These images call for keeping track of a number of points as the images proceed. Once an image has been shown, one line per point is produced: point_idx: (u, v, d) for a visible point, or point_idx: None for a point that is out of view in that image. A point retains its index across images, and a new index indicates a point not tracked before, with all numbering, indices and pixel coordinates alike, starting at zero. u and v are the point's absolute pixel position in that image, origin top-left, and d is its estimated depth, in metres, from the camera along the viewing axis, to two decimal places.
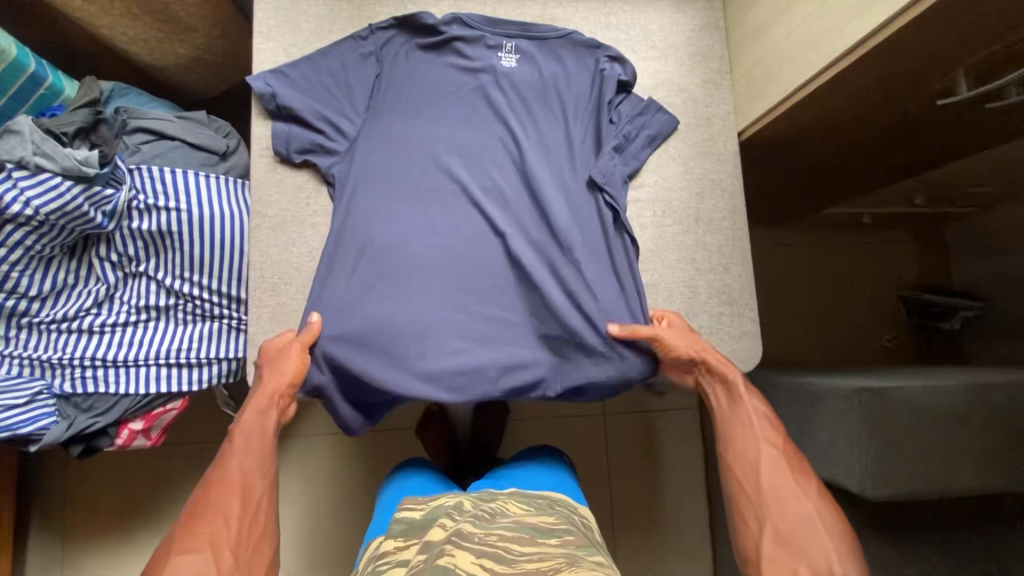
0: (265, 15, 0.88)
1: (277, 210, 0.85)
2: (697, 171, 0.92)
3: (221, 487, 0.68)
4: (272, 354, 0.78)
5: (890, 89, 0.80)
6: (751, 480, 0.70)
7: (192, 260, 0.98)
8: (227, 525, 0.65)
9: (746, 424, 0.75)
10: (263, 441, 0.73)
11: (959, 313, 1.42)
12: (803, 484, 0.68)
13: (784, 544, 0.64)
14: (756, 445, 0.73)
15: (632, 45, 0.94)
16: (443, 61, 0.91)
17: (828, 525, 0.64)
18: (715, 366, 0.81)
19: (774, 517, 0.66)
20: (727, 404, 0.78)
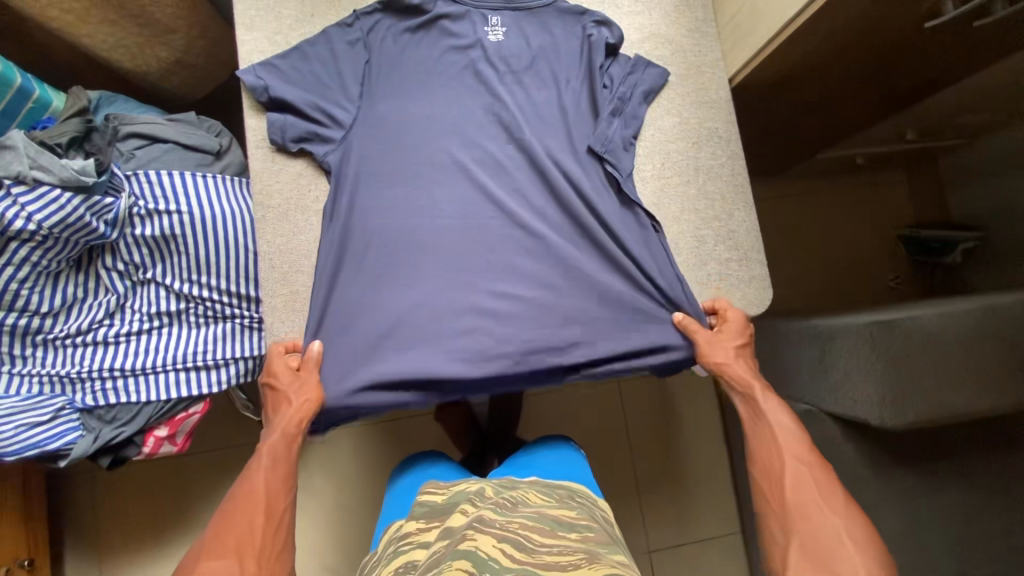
0: (245, 6, 0.88)
1: (280, 199, 0.84)
2: (692, 121, 0.92)
3: (247, 501, 0.69)
4: (285, 375, 0.78)
5: (877, 17, 0.80)
6: (775, 491, 0.70)
7: (199, 262, 0.99)
8: (252, 535, 0.66)
9: (771, 440, 0.75)
10: (288, 461, 0.75)
11: (959, 246, 1.43)
12: (830, 498, 0.67)
13: (812, 560, 0.63)
14: (782, 459, 0.73)
15: (615, 2, 0.94)
16: (429, 39, 0.90)
17: (856, 540, 0.62)
18: (747, 374, 0.81)
19: (801, 531, 0.65)
20: (752, 415, 0.79)
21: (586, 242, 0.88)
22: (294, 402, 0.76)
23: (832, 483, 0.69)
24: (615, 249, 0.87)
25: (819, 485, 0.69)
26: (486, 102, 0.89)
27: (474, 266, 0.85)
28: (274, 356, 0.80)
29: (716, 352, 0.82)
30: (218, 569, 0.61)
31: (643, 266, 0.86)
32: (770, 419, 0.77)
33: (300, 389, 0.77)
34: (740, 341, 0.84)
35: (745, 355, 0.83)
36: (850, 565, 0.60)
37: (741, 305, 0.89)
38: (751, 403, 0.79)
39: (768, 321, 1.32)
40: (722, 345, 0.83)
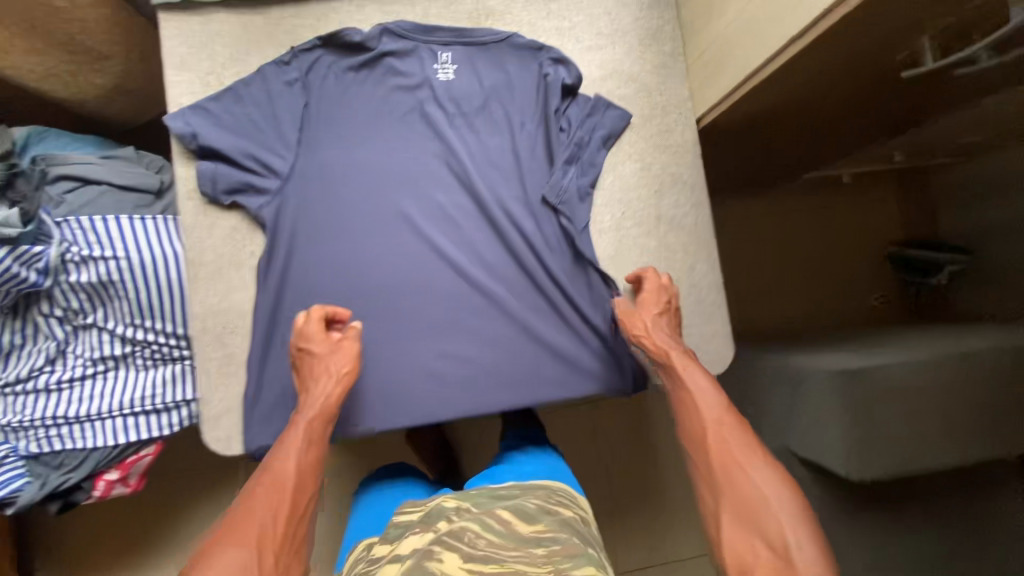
0: (174, 42, 0.81)
1: (214, 255, 0.79)
2: (655, 167, 0.87)
3: (276, 482, 0.64)
4: (322, 346, 0.75)
5: (851, 67, 0.74)
6: (702, 457, 0.68)
7: (142, 307, 0.95)
8: (275, 521, 0.61)
9: (690, 404, 0.72)
10: (320, 444, 0.71)
11: (945, 268, 1.39)
12: (750, 456, 0.65)
13: (739, 524, 0.61)
14: (702, 424, 0.70)
15: (576, 34, 0.87)
16: (374, 78, 0.84)
17: (777, 496, 0.61)
18: (665, 342, 0.76)
19: (728, 494, 0.63)
20: (671, 385, 0.75)
21: (536, 299, 0.84)
22: (332, 376, 0.73)
23: (751, 439, 0.67)
24: (566, 309, 0.83)
25: (740, 443, 0.66)
26: (434, 147, 0.84)
27: (418, 327, 0.81)
28: (308, 324, 0.75)
29: (635, 323, 0.78)
30: (235, 558, 0.56)
31: (594, 326, 0.83)
32: (690, 381, 0.73)
33: (337, 360, 0.74)
34: (658, 308, 0.79)
35: (665, 318, 0.79)
36: (774, 523, 0.59)
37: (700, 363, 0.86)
38: (671, 373, 0.75)
39: (746, 353, 1.29)
40: (640, 315, 0.78)
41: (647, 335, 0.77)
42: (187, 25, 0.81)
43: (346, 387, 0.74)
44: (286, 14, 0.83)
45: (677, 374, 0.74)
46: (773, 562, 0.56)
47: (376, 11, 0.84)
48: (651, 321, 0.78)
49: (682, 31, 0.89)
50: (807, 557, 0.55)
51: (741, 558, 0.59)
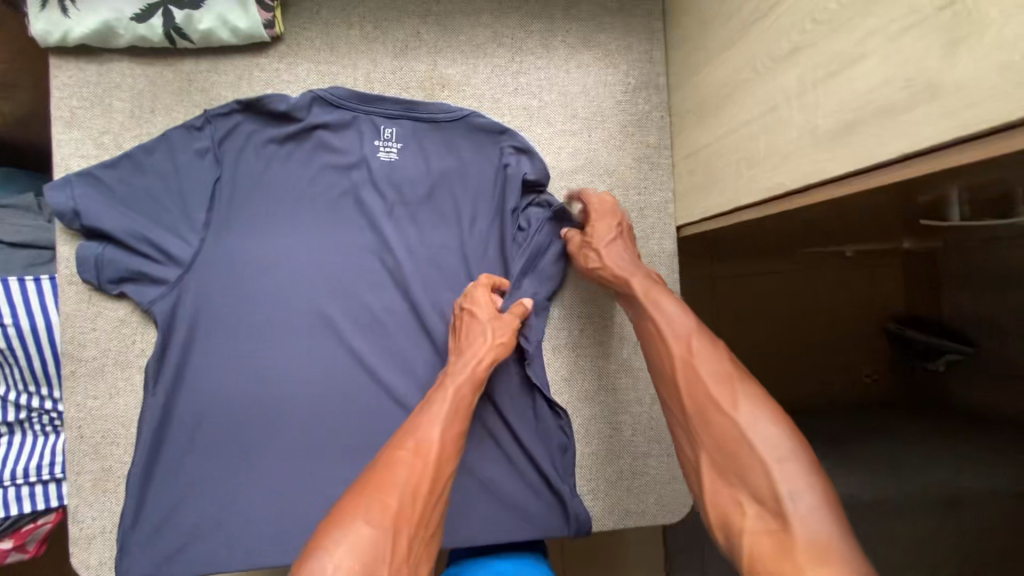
0: (66, 94, 0.68)
1: (96, 351, 0.68)
2: None
3: (417, 451, 0.56)
4: (484, 309, 0.67)
5: (862, 209, 0.61)
6: (674, 400, 0.55)
7: (37, 374, 0.85)
8: (413, 498, 0.53)
9: (654, 336, 0.59)
10: (464, 415, 0.61)
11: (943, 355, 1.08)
12: (726, 388, 0.51)
13: (721, 469, 0.50)
14: (671, 358, 0.56)
15: (547, 115, 0.75)
16: (304, 153, 0.71)
17: (765, 438, 0.48)
18: (624, 269, 0.65)
19: (706, 441, 0.51)
20: (639, 316, 0.62)
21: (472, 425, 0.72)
22: (489, 342, 0.65)
23: (729, 365, 0.53)
24: (506, 440, 0.72)
25: (714, 376, 0.52)
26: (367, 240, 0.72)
27: (331, 453, 0.69)
28: (478, 285, 0.69)
29: (589, 255, 0.68)
30: (366, 536, 0.48)
31: (537, 464, 0.72)
32: (656, 311, 0.59)
33: (497, 329, 0.66)
34: (612, 232, 0.68)
35: (622, 239, 0.68)
36: (760, 470, 0.47)
37: (655, 508, 0.75)
38: (636, 303, 0.62)
39: None
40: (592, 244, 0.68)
41: (602, 266, 0.66)
42: (84, 75, 0.69)
43: (498, 359, 0.65)
44: (204, 69, 0.70)
45: (639, 301, 0.61)
46: (761, 521, 0.45)
47: (311, 72, 0.72)
48: (605, 247, 0.67)
49: (672, 119, 0.76)
50: (805, 512, 0.43)
51: (724, 514, 0.48)
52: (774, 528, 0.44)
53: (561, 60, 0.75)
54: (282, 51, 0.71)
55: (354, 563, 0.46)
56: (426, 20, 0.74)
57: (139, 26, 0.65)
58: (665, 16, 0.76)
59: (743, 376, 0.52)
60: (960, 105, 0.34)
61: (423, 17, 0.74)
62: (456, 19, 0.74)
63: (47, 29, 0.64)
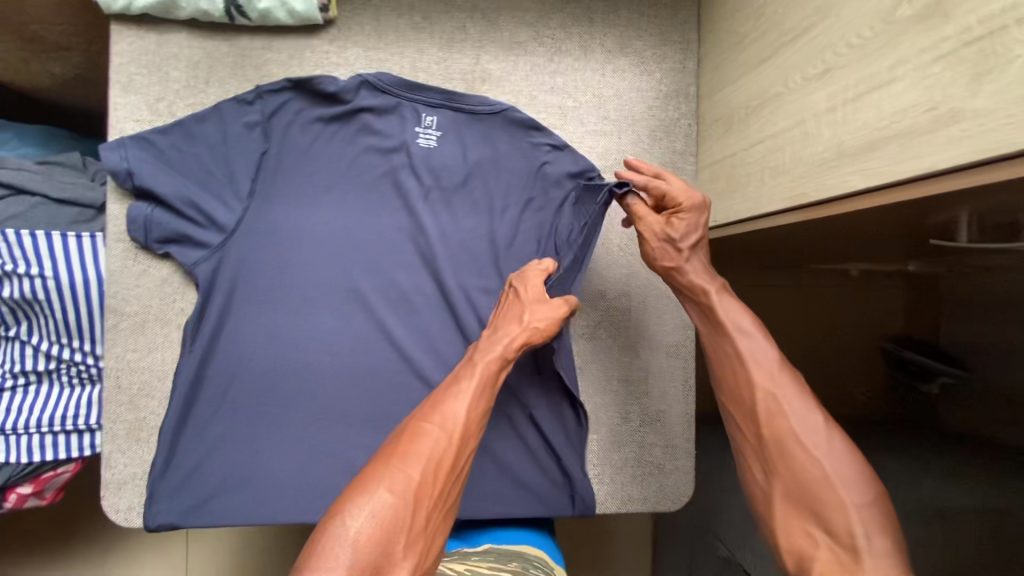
0: (124, 60, 0.71)
1: (137, 307, 0.71)
2: (643, 276, 0.80)
3: (441, 426, 0.59)
4: (536, 292, 0.69)
5: (876, 224, 0.65)
6: (749, 424, 0.59)
7: (70, 327, 0.88)
8: (433, 475, 0.57)
9: (732, 362, 0.62)
10: (490, 392, 0.64)
11: (938, 378, 1.10)
12: (811, 427, 0.56)
13: (797, 501, 0.54)
14: (752, 385, 0.60)
15: (581, 114, 0.78)
16: (348, 133, 0.74)
17: (844, 480, 0.53)
18: (703, 278, 0.67)
19: (783, 473, 0.56)
20: (714, 335, 0.65)
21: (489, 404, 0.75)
22: (523, 324, 0.67)
23: (812, 404, 0.57)
24: (522, 422, 0.75)
25: (801, 415, 0.57)
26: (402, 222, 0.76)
27: (354, 421, 0.73)
28: (532, 270, 0.71)
29: (669, 253, 0.68)
30: (382, 506, 0.53)
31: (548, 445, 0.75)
32: (738, 334, 0.62)
33: (535, 313, 0.68)
34: (694, 234, 0.67)
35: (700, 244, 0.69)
36: (838, 507, 0.52)
37: (656, 496, 0.79)
38: (714, 322, 0.65)
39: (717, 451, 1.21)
40: (676, 243, 0.67)
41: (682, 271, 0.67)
42: (143, 43, 0.72)
43: (529, 342, 0.67)
44: (258, 46, 0.74)
45: (719, 320, 0.64)
46: (835, 553, 0.51)
47: (359, 57, 0.75)
48: (686, 251, 0.67)
49: (699, 127, 0.80)
50: (876, 551, 0.49)
51: (795, 541, 0.54)
52: (848, 561, 0.50)
53: (599, 63, 0.79)
54: (332, 35, 0.74)
55: (374, 529, 0.51)
56: (473, 15, 0.77)
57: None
58: (700, 29, 0.80)
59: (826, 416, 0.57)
60: (979, 132, 0.37)
61: (470, 12, 0.77)
62: (501, 16, 0.77)
63: None
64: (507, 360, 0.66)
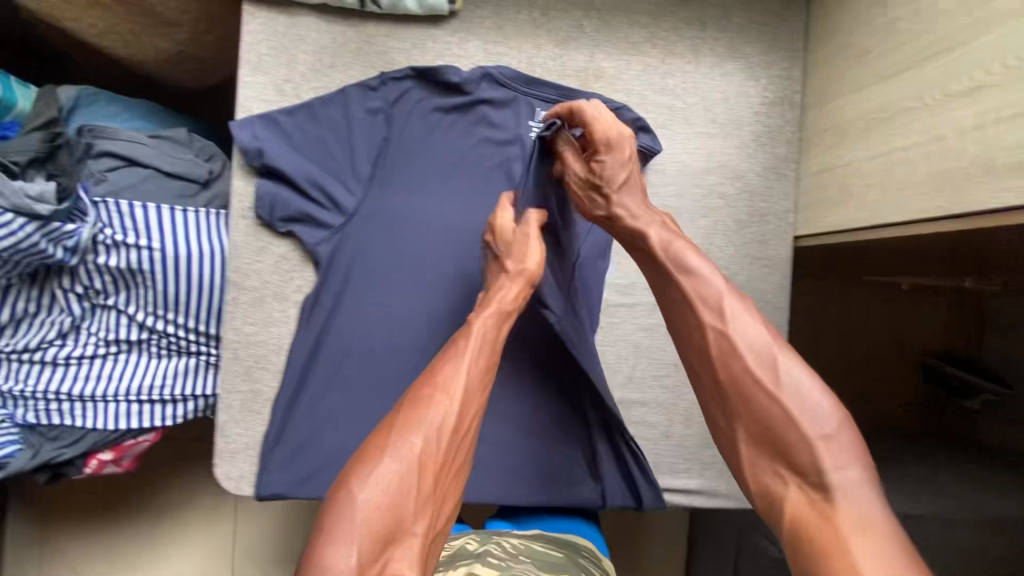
0: (254, 40, 0.73)
1: (257, 282, 0.73)
2: (740, 277, 0.81)
3: (441, 390, 0.57)
4: (506, 231, 0.70)
5: (989, 240, 0.67)
6: (705, 369, 0.58)
7: (167, 300, 0.90)
8: (438, 441, 0.54)
9: (683, 307, 0.60)
10: (493, 348, 0.62)
11: (981, 395, 1.07)
12: (766, 363, 0.54)
13: (763, 443, 0.54)
14: (702, 326, 0.58)
15: (688, 116, 0.80)
16: (464, 124, 0.76)
17: (811, 419, 0.52)
18: (639, 218, 0.65)
19: (744, 416, 0.55)
20: (662, 277, 0.63)
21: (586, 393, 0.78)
22: (516, 273, 0.67)
23: (768, 336, 0.56)
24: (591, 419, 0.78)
25: (759, 357, 0.55)
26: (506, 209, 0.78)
27: None
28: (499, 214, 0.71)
29: (597, 202, 0.68)
30: (390, 476, 0.51)
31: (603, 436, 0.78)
32: (683, 272, 0.60)
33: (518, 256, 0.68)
34: (620, 175, 0.67)
35: (630, 181, 0.67)
36: (805, 446, 0.52)
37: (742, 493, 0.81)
38: (652, 259, 0.63)
39: None
40: (599, 188, 0.67)
41: (612, 218, 0.67)
42: (273, 25, 0.73)
43: (523, 291, 0.68)
44: (382, 34, 0.75)
45: (665, 264, 0.62)
46: (804, 491, 0.51)
47: (479, 49, 0.77)
48: (614, 195, 0.67)
49: (802, 135, 0.82)
50: (847, 485, 0.50)
51: (765, 481, 0.54)
52: (817, 498, 0.50)
53: (708, 67, 0.80)
54: (455, 26, 0.76)
55: (382, 499, 0.50)
56: (589, 14, 0.78)
57: None
58: (808, 38, 0.81)
59: (782, 345, 0.56)
60: None
61: (587, 10, 0.78)
62: (617, 16, 0.79)
63: None
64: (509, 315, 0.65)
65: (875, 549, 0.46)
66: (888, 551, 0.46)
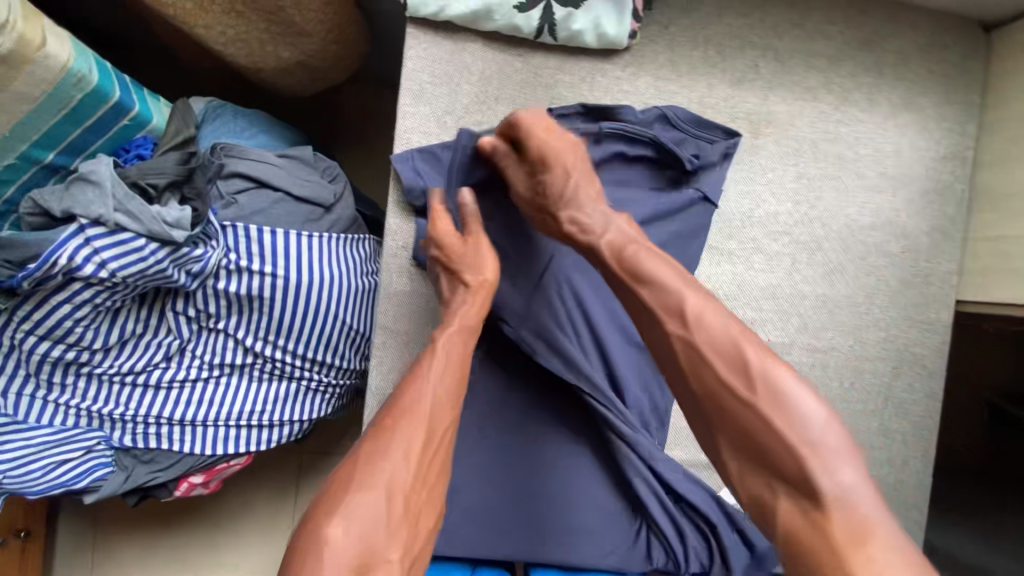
0: (417, 65, 0.67)
1: (408, 325, 0.69)
2: (899, 341, 0.77)
3: (407, 415, 0.52)
4: (457, 247, 0.63)
5: None
6: (677, 380, 0.50)
7: (281, 326, 0.83)
8: (407, 465, 0.49)
9: (644, 310, 0.52)
10: (463, 362, 0.58)
11: None
12: (738, 370, 0.46)
13: (745, 454, 0.46)
14: (668, 335, 0.50)
15: (860, 168, 0.76)
16: (630, 166, 0.70)
17: (789, 427, 0.44)
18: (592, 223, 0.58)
19: (722, 427, 0.47)
20: (620, 285, 0.54)
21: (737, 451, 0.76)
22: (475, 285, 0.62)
23: (734, 338, 0.47)
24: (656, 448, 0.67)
25: (728, 365, 0.47)
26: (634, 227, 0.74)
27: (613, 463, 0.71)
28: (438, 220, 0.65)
29: (548, 222, 0.61)
30: (362, 510, 0.46)
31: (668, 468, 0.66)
32: (643, 283, 0.52)
33: (479, 263, 0.63)
34: (563, 184, 0.60)
35: (578, 192, 0.60)
36: (787, 454, 0.44)
37: None
38: (610, 270, 0.55)
39: None
40: (548, 206, 0.61)
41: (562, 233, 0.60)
42: (437, 50, 0.68)
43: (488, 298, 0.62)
44: (551, 65, 0.70)
45: (622, 259, 0.54)
46: (795, 501, 0.44)
47: (649, 86, 0.72)
48: (560, 208, 0.60)
49: (972, 195, 0.78)
50: (843, 494, 0.43)
51: (754, 495, 0.46)
52: (812, 509, 0.43)
53: (884, 117, 0.76)
54: (627, 61, 0.71)
55: (354, 532, 0.45)
56: (766, 54, 0.73)
57: (518, 15, 0.65)
58: (987, 92, 0.77)
59: (748, 343, 0.47)
60: None
61: (764, 50, 0.73)
62: (795, 58, 0.74)
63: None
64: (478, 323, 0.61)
65: (878, 565, 0.40)
66: (893, 566, 0.40)
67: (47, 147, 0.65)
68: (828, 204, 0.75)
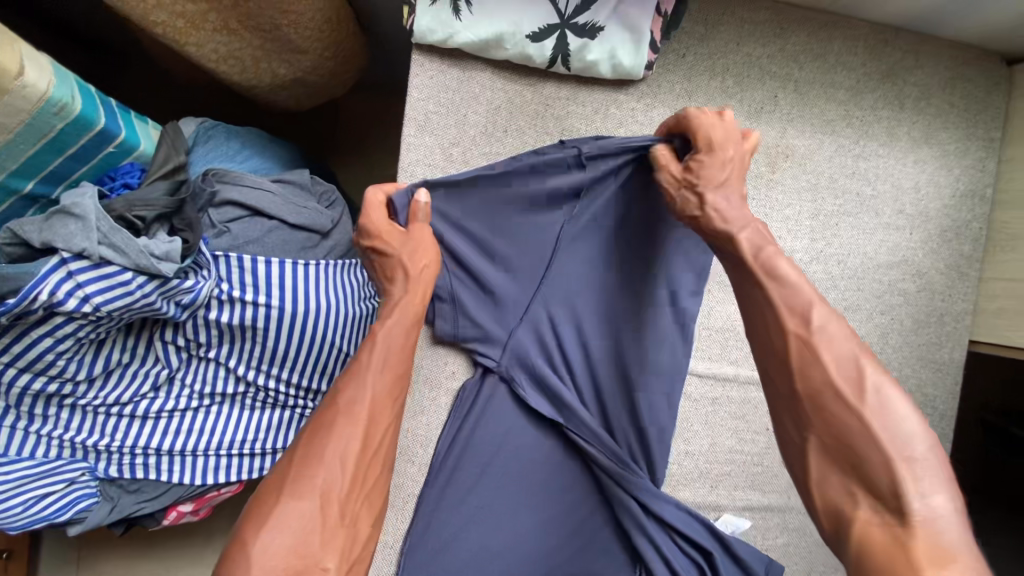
0: (422, 95, 0.66)
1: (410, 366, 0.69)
2: (911, 381, 0.76)
3: (343, 413, 0.51)
4: (391, 236, 0.61)
5: None
6: (780, 379, 0.47)
7: (274, 354, 0.77)
8: (343, 466, 0.49)
9: (761, 304, 0.50)
10: (400, 358, 0.57)
11: None
12: (850, 374, 0.43)
13: (836, 455, 0.43)
14: (784, 335, 0.48)
15: (878, 204, 0.74)
16: None
17: (890, 432, 0.41)
18: (739, 216, 0.54)
19: (816, 425, 0.44)
20: (743, 282, 0.52)
21: (744, 493, 0.75)
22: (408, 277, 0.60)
23: (854, 352, 0.45)
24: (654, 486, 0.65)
25: (838, 365, 0.44)
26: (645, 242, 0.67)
27: None
28: (373, 208, 0.62)
29: (686, 201, 0.57)
30: (296, 513, 0.45)
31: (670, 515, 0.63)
32: (774, 284, 0.50)
33: (413, 255, 0.61)
34: (721, 175, 0.57)
35: (728, 186, 0.57)
36: (881, 461, 0.41)
37: None
38: (740, 269, 0.53)
39: None
40: (694, 187, 0.57)
41: (700, 217, 0.56)
42: (444, 79, 0.66)
43: (424, 290, 0.61)
44: (561, 97, 0.68)
45: (760, 252, 0.52)
46: (877, 514, 0.40)
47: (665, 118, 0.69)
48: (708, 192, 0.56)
49: (990, 233, 0.76)
50: (933, 517, 0.38)
51: (828, 497, 0.43)
52: (895, 526, 0.39)
53: (903, 153, 0.74)
54: (641, 91, 0.69)
55: (285, 538, 0.44)
56: (785, 85, 0.71)
57: (531, 45, 0.63)
58: (1008, 128, 0.75)
59: (867, 359, 0.45)
60: None
61: (783, 81, 0.71)
62: (813, 90, 0.72)
63: (435, 28, 0.61)
64: (412, 316, 0.59)
65: None
66: None
67: (26, 177, 0.61)
68: (844, 241, 0.73)
